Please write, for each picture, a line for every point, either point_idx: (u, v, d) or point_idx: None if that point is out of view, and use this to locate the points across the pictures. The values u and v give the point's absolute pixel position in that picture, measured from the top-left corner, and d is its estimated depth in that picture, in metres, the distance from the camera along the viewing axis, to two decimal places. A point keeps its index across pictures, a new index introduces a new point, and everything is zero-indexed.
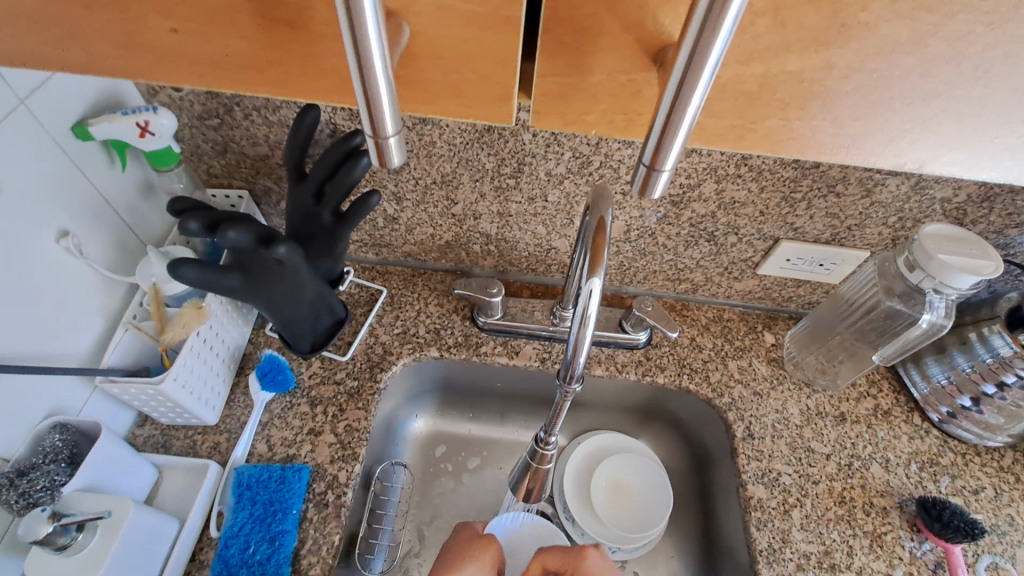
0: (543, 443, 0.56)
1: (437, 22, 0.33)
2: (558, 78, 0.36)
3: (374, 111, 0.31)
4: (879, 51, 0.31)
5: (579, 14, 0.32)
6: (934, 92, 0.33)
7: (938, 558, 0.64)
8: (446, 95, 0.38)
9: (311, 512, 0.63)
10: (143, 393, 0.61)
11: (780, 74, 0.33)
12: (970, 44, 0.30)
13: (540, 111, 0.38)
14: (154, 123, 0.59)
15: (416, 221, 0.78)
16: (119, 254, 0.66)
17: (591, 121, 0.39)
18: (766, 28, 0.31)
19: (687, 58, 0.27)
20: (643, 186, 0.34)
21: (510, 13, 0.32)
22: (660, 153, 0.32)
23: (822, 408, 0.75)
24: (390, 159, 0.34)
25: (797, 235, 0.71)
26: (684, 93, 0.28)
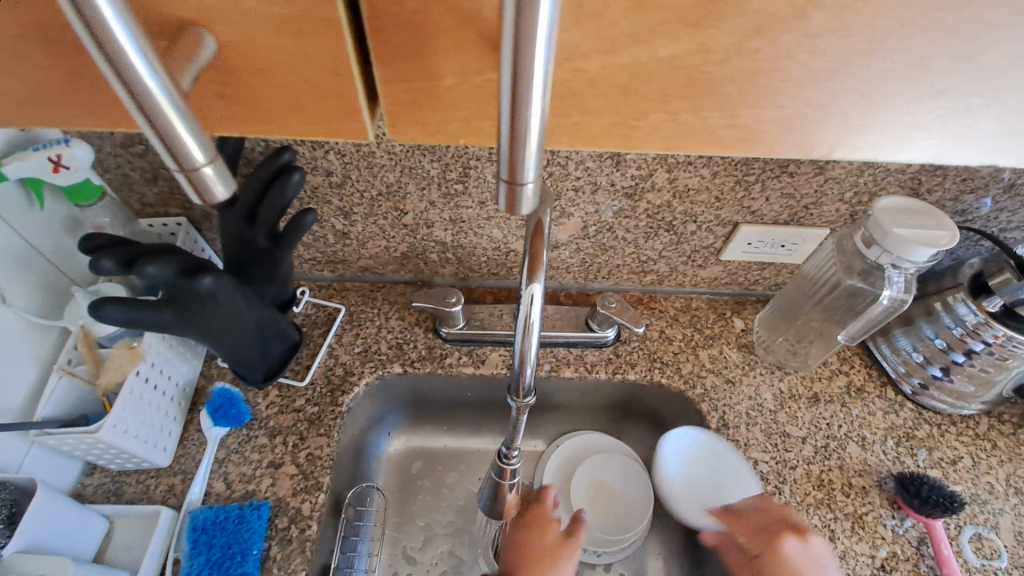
0: (506, 457, 0.55)
1: (246, 30, 0.32)
2: (405, 85, 0.34)
3: (171, 142, 0.30)
4: (759, 29, 0.31)
5: (407, 9, 0.30)
6: (827, 70, 0.33)
7: (920, 534, 0.63)
8: (286, 113, 0.37)
9: (274, 550, 0.60)
10: (83, 443, 0.57)
11: (650, 63, 0.33)
12: (856, 12, 0.30)
13: (397, 123, 0.37)
14: (67, 156, 0.55)
15: (368, 235, 0.75)
16: (48, 298, 0.62)
17: (456, 130, 0.37)
18: (625, 10, 0.30)
19: (512, 59, 0.25)
20: (509, 205, 0.33)
21: (324, 13, 0.31)
22: (517, 170, 0.30)
23: (796, 390, 0.74)
24: (211, 190, 0.33)
25: (755, 218, 0.69)
26: (521, 87, 0.26)
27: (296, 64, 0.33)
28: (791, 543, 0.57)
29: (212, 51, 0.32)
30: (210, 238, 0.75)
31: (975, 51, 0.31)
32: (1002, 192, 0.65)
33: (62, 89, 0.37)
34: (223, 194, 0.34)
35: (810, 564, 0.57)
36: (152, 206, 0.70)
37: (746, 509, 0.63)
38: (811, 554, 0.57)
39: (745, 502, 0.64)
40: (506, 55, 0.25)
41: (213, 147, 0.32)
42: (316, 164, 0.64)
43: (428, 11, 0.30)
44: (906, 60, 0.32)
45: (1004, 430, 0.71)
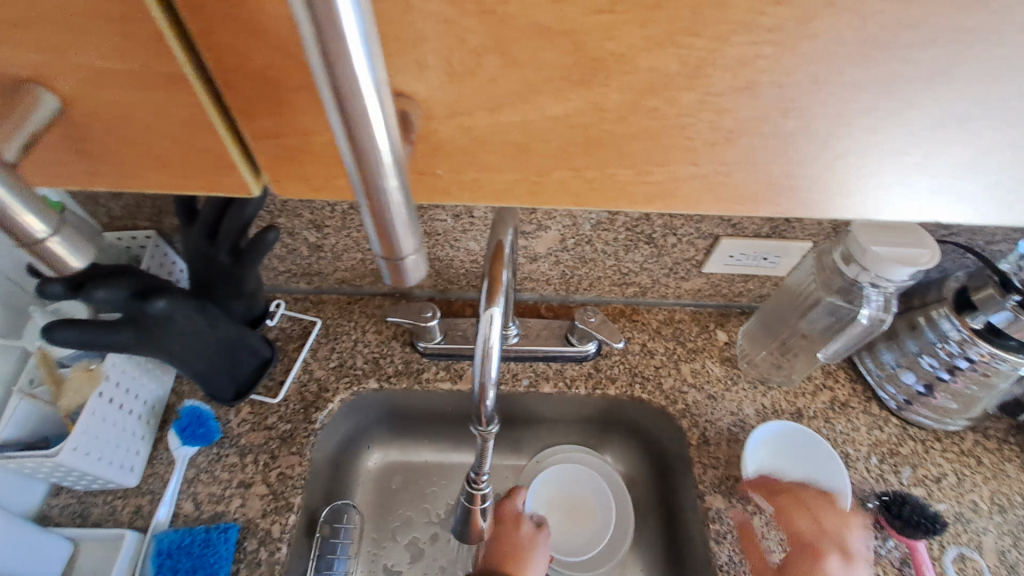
0: (475, 483, 0.53)
1: (91, 86, 0.30)
2: (278, 141, 0.33)
3: (0, 216, 0.28)
4: (653, 86, 0.30)
5: (256, 66, 0.29)
6: (734, 130, 0.32)
7: (903, 555, 0.61)
8: (152, 169, 0.35)
9: (243, 574, 0.59)
10: (44, 467, 0.55)
11: (540, 121, 0.32)
12: (760, 70, 0.29)
13: (279, 179, 0.36)
14: None
15: (343, 248, 0.74)
16: (7, 316, 0.60)
17: (344, 185, 0.36)
18: (497, 65, 0.29)
19: (343, 126, 0.24)
20: (394, 277, 0.31)
21: (170, 71, 0.29)
22: (388, 239, 0.29)
23: (778, 405, 0.72)
24: (64, 263, 0.31)
25: (736, 231, 0.68)
26: (362, 150, 0.25)
27: (155, 120, 0.32)
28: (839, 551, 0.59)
29: (54, 108, 0.31)
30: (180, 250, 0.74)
31: None
32: None
33: None
34: (80, 266, 0.32)
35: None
36: (120, 219, 0.69)
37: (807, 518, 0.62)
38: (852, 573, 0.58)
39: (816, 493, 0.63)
40: (337, 127, 0.25)
41: (56, 217, 0.30)
42: None
43: (279, 64, 0.29)
44: None
45: (990, 445, 0.70)
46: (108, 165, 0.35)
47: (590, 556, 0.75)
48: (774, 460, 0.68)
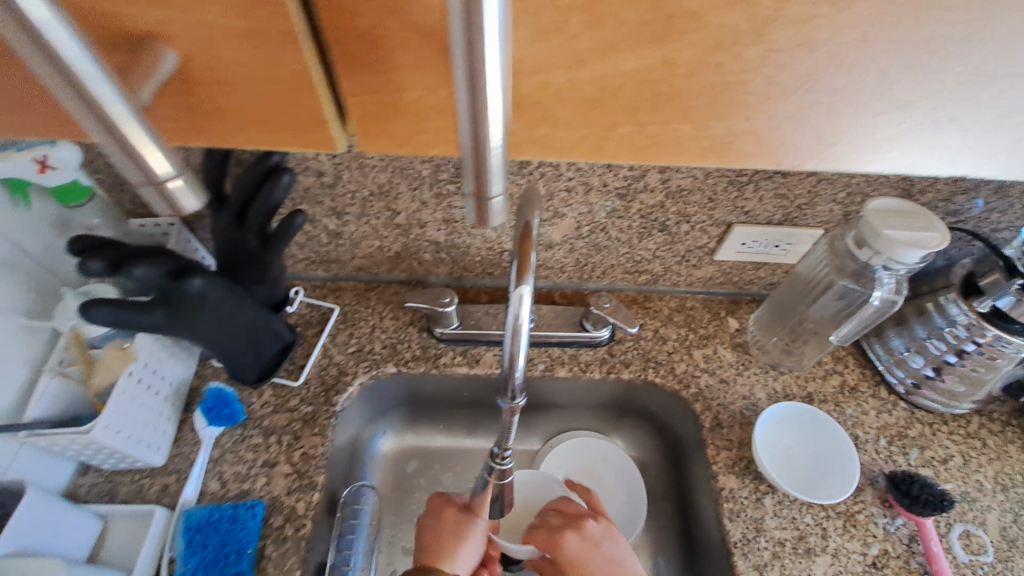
0: (499, 458, 0.55)
1: (207, 45, 0.34)
2: (374, 97, 0.37)
3: (132, 156, 0.29)
4: (721, 43, 0.33)
5: (364, 25, 0.33)
6: (792, 86, 0.35)
7: (910, 532, 0.63)
8: (253, 124, 0.39)
9: (269, 549, 0.60)
10: (76, 444, 0.57)
11: (617, 75, 0.35)
12: (817, 29, 0.32)
13: (368, 134, 0.40)
14: (53, 157, 0.54)
15: (361, 235, 0.75)
16: (35, 298, 0.61)
17: (427, 140, 0.40)
18: (582, 25, 0.32)
19: (467, 67, 0.26)
20: (478, 217, 0.34)
21: (285, 28, 0.33)
22: (480, 182, 0.32)
23: (789, 390, 0.74)
24: (180, 203, 0.32)
25: (749, 219, 0.69)
26: (479, 113, 0.28)
27: (262, 76, 0.36)
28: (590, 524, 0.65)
29: (172, 63, 0.34)
30: (202, 237, 0.75)
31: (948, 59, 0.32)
32: (992, 192, 0.65)
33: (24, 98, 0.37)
34: (194, 207, 0.33)
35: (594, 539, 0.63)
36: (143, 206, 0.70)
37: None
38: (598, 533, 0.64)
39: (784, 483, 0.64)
40: (462, 95, 0.28)
41: (177, 159, 0.31)
42: (307, 164, 0.64)
43: (387, 26, 0.33)
44: None
45: (995, 428, 0.72)
46: (217, 119, 0.39)
47: None
48: (786, 443, 0.70)
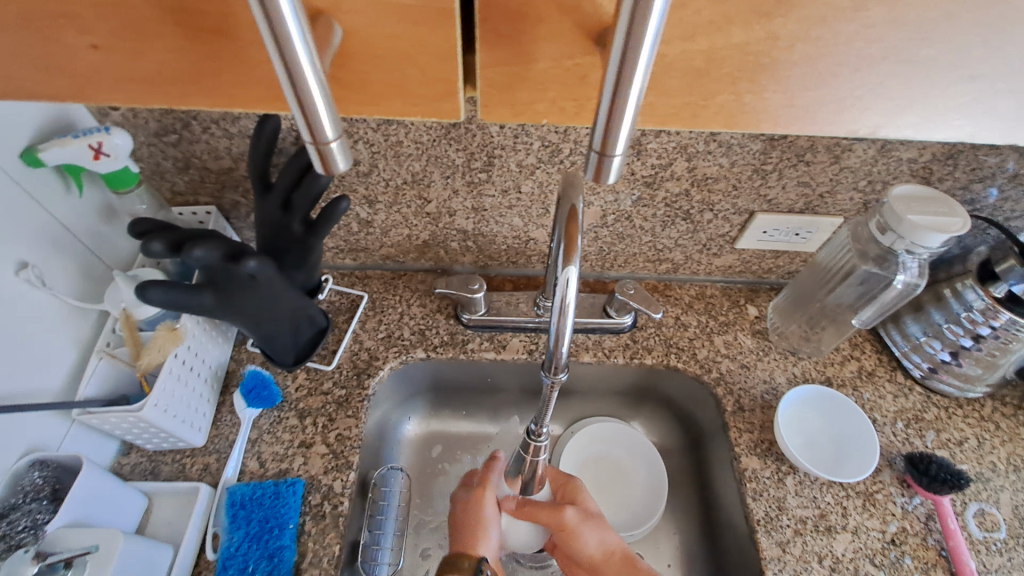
0: (535, 434, 0.57)
1: (366, 18, 0.34)
2: (503, 69, 0.37)
3: (309, 117, 0.32)
4: (822, 19, 0.33)
5: (513, 3, 0.33)
6: (878, 57, 0.35)
7: (928, 510, 0.65)
8: (390, 96, 0.40)
9: (309, 525, 0.62)
10: (123, 423, 0.59)
11: (725, 48, 0.35)
12: (908, 7, 0.33)
13: (489, 105, 0.40)
14: (108, 143, 0.57)
15: (391, 223, 0.77)
16: (84, 282, 0.62)
17: (542, 110, 0.40)
18: (706, 3, 0.33)
19: (629, 20, 0.27)
20: (596, 173, 0.35)
21: (442, 5, 0.34)
22: (609, 141, 0.33)
23: (809, 374, 0.76)
24: (334, 164, 0.35)
25: (771, 207, 0.71)
26: (625, 80, 0.30)
27: (408, 49, 0.36)
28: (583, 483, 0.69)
29: (337, 37, 0.35)
30: (237, 226, 0.77)
31: (994, 41, 0.34)
32: (1008, 181, 0.67)
33: (192, 70, 0.37)
34: (342, 168, 0.35)
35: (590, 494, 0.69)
36: (181, 194, 0.72)
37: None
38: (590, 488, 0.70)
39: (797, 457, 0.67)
40: (614, 62, 0.29)
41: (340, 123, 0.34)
42: None
43: (535, 3, 0.33)
44: (935, 48, 0.35)
45: (1007, 411, 0.74)
46: (355, 93, 0.39)
47: (631, 517, 0.78)
48: (803, 423, 0.72)
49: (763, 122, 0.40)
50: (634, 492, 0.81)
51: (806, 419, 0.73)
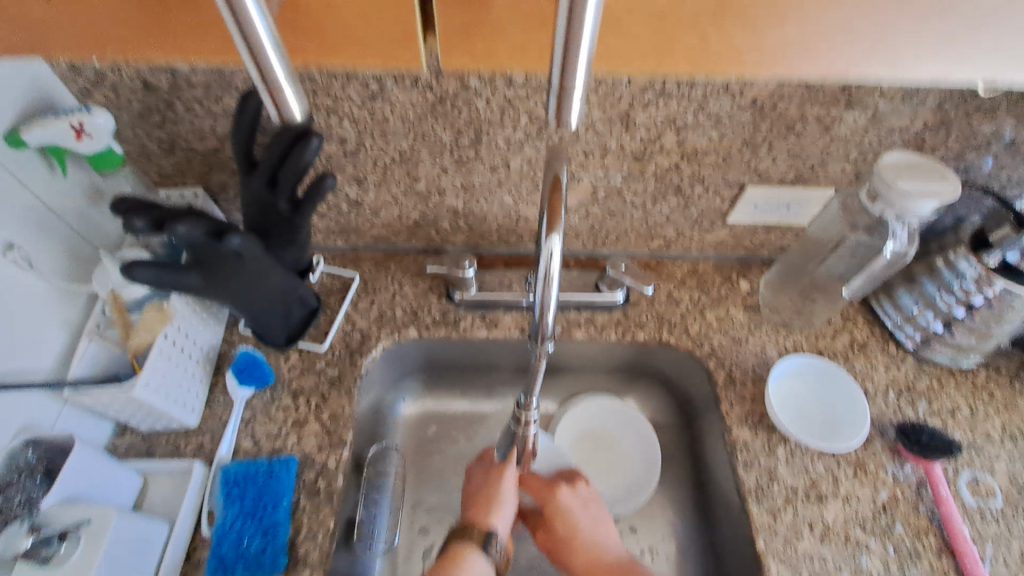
0: (524, 407, 0.57)
1: None
2: (462, 13, 0.43)
3: (262, 67, 0.33)
4: None
5: None
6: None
7: (919, 479, 0.66)
8: (346, 44, 0.44)
9: (304, 501, 0.63)
10: (116, 403, 0.59)
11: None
12: None
13: (452, 50, 0.45)
14: (89, 124, 0.56)
15: (381, 203, 0.76)
16: (72, 264, 0.62)
17: (504, 58, 0.45)
18: None
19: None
20: (559, 115, 0.36)
21: None
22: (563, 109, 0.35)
23: (800, 347, 0.76)
24: (291, 114, 0.36)
25: (762, 179, 0.71)
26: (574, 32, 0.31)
27: None
28: (565, 494, 0.64)
29: None
30: (225, 208, 0.77)
31: None
32: (1004, 148, 0.66)
33: (146, 18, 0.42)
34: (299, 117, 0.37)
35: (578, 503, 0.64)
36: (168, 176, 0.71)
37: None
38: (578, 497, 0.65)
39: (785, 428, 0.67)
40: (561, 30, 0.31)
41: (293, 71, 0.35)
42: (330, 130, 0.65)
43: None
44: None
45: (1001, 380, 0.74)
46: (315, 40, 0.44)
47: (626, 492, 0.79)
48: (792, 395, 0.73)
49: (732, 63, 0.44)
50: (627, 463, 0.82)
51: (796, 391, 0.73)
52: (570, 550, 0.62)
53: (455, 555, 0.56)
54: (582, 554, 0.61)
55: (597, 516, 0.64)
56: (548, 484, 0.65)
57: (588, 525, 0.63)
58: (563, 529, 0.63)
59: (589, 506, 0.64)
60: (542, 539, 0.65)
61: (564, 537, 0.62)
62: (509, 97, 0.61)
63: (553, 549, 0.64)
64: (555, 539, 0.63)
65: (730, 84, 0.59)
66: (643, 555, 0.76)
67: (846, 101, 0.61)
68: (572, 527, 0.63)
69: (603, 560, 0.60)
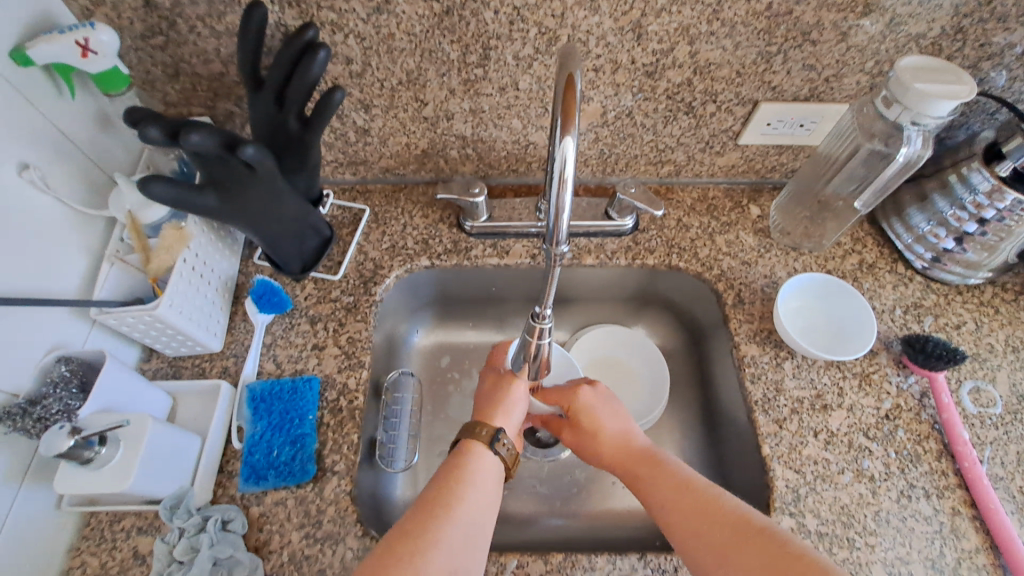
0: (538, 317, 0.59)
1: None
2: None
3: None
4: None
5: None
6: None
7: (923, 388, 0.68)
8: None
9: (327, 417, 0.65)
10: (141, 323, 0.60)
11: None
12: None
13: None
14: (94, 40, 0.55)
15: (389, 130, 0.76)
16: (88, 190, 0.63)
17: None
18: None
19: None
20: None
21: None
22: None
23: (809, 268, 0.76)
24: None
25: (776, 95, 0.70)
26: None
27: None
28: (584, 392, 0.66)
29: None
30: None
31: None
32: (1017, 60, 0.65)
33: None
34: None
35: (599, 401, 0.66)
36: (174, 105, 0.71)
37: (671, 469, 0.57)
38: (598, 395, 0.66)
39: (797, 342, 0.68)
40: None
41: None
42: (335, 50, 0.64)
43: None
44: None
45: (1007, 297, 0.75)
46: None
47: (638, 410, 0.81)
48: (801, 312, 0.74)
49: None
50: (633, 400, 0.83)
51: (806, 310, 0.74)
52: (595, 443, 0.64)
53: (466, 449, 0.60)
54: (606, 446, 0.63)
55: (617, 411, 0.65)
56: (567, 387, 0.67)
57: (610, 418, 0.64)
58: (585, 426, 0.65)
59: (608, 402, 0.66)
60: (569, 438, 0.67)
61: (587, 432, 0.65)
62: (517, 7, 0.60)
63: (580, 446, 0.66)
64: (580, 435, 0.65)
65: None
66: None
67: (863, 5, 0.60)
68: (592, 423, 0.64)
69: (628, 449, 0.62)
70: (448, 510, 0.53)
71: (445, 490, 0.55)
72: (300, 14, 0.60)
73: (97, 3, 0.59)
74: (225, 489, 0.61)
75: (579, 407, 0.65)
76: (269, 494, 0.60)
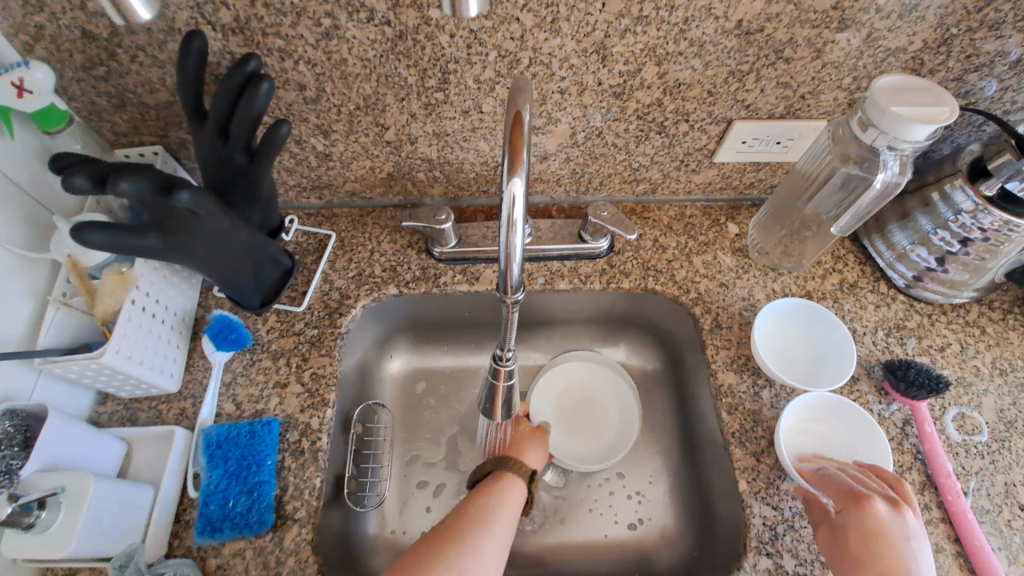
0: (501, 359, 0.57)
1: None
2: None
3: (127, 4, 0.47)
4: None
5: None
6: None
7: (905, 416, 0.66)
8: None
9: (288, 461, 0.63)
10: (88, 371, 0.57)
11: None
12: None
13: None
14: (29, 79, 0.52)
15: (351, 155, 0.72)
16: (31, 233, 0.60)
17: None
18: None
19: None
20: None
21: None
22: None
23: (789, 289, 0.74)
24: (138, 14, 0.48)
25: (750, 113, 0.67)
26: None
27: None
28: (886, 516, 0.54)
29: None
30: (189, 166, 0.74)
31: None
32: (1008, 69, 0.62)
33: None
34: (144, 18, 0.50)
35: (899, 533, 0.53)
36: (124, 134, 0.68)
37: None
38: (899, 524, 0.53)
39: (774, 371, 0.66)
40: None
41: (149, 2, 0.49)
42: (287, 76, 0.62)
43: None
44: None
45: (994, 315, 0.72)
46: None
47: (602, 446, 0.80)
48: (782, 336, 0.72)
49: None
50: (612, 420, 0.82)
51: (786, 334, 0.72)
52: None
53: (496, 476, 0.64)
54: None
55: (916, 556, 0.52)
56: (857, 488, 0.56)
57: (906, 558, 0.51)
58: (860, 547, 0.53)
59: (912, 542, 0.53)
60: (825, 542, 0.56)
61: (868, 557, 0.52)
62: (473, 31, 0.57)
63: (841, 560, 0.54)
64: (845, 548, 0.54)
65: (713, 3, 0.55)
66: (631, 499, 0.76)
67: (838, 21, 0.57)
68: (881, 555, 0.52)
69: None
70: (480, 523, 0.57)
71: (484, 502, 0.60)
72: (245, 41, 0.57)
73: (34, 37, 0.55)
74: (181, 540, 0.59)
75: (865, 519, 0.54)
76: (226, 545, 0.58)
